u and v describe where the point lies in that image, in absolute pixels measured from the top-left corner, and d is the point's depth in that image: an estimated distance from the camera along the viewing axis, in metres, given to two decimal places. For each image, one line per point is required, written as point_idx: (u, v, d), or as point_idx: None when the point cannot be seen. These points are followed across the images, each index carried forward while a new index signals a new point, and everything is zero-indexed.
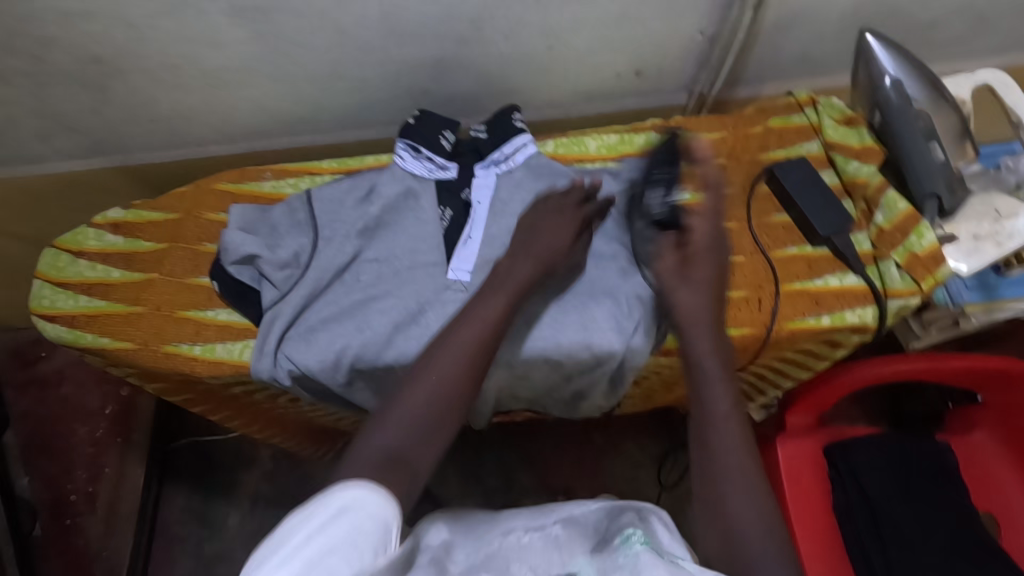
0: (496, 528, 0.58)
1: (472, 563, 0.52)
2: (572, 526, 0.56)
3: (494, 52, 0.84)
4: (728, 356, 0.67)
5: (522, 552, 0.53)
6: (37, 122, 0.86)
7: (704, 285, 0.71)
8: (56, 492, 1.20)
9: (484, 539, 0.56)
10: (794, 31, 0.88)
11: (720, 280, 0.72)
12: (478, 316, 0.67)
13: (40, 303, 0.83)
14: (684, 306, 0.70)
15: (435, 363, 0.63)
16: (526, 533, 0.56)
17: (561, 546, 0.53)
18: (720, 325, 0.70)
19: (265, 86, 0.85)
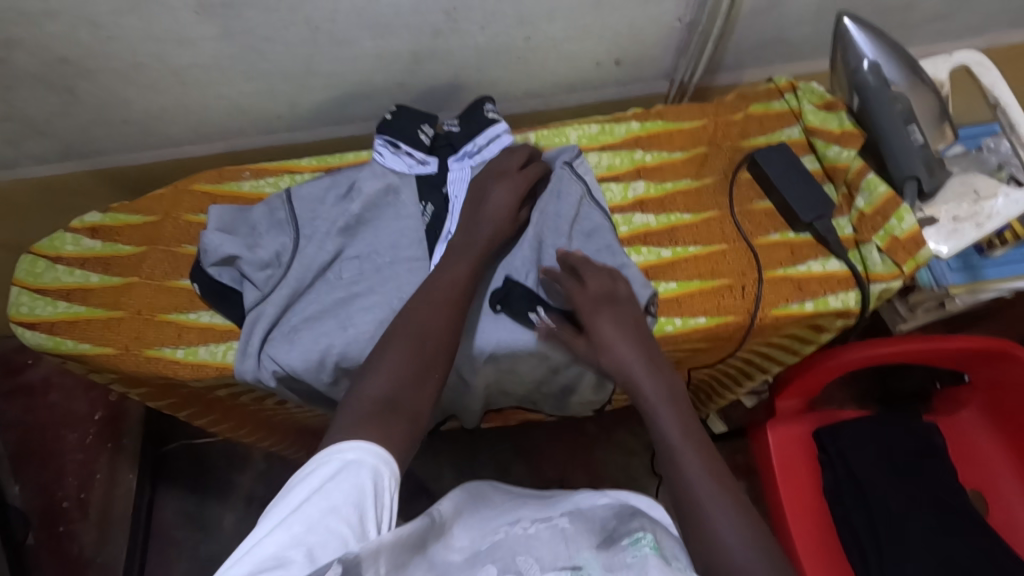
0: (504, 519, 0.56)
1: (475, 554, 0.50)
2: (579, 518, 0.54)
3: (471, 44, 0.83)
4: (670, 383, 0.66)
5: (529, 542, 0.50)
6: (7, 127, 0.85)
7: (630, 336, 0.69)
8: (47, 500, 1.19)
9: (491, 530, 0.54)
10: (771, 17, 0.87)
11: (640, 327, 0.70)
12: (438, 299, 0.67)
13: (17, 310, 0.81)
14: (614, 359, 0.68)
15: (400, 345, 0.63)
16: (533, 524, 0.53)
17: (567, 537, 0.50)
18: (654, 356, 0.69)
19: (240, 83, 0.84)
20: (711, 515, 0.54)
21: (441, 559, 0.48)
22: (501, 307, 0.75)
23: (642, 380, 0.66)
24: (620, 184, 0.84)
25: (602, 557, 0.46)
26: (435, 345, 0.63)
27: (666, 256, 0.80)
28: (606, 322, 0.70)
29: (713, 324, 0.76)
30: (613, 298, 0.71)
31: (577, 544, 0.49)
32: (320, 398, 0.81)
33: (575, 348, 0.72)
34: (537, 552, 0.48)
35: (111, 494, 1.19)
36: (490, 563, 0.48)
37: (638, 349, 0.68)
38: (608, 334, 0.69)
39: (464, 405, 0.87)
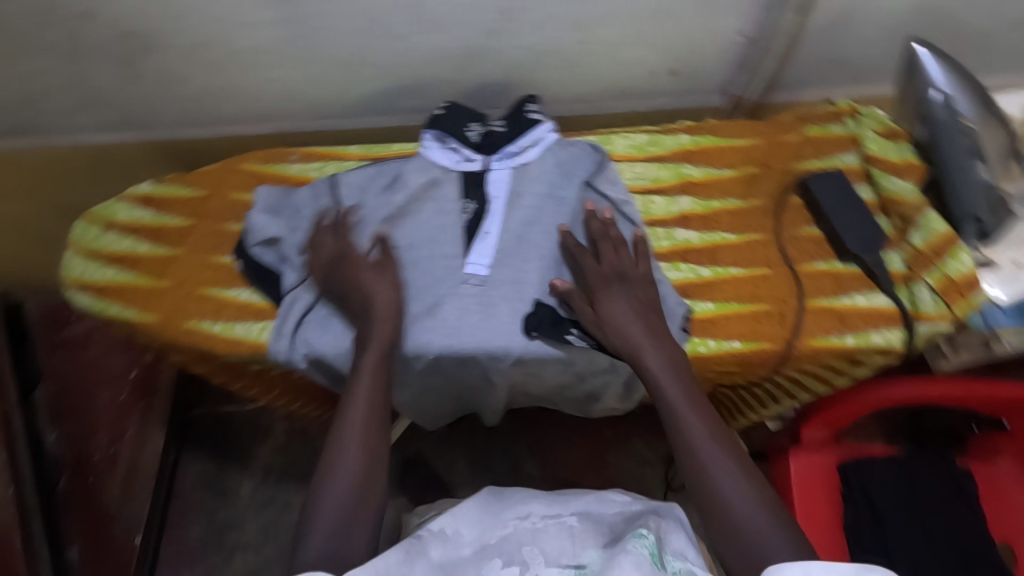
0: (514, 510, 0.61)
1: (484, 546, 0.57)
2: (588, 518, 0.61)
3: (525, 44, 0.82)
4: (674, 355, 0.69)
5: (536, 536, 0.56)
6: (71, 94, 0.88)
7: (637, 315, 0.71)
8: (78, 449, 1.18)
9: (502, 519, 0.60)
10: (835, 37, 0.84)
11: (646, 308, 0.72)
12: (353, 431, 0.64)
13: (70, 272, 0.85)
14: (620, 338, 0.70)
15: (333, 482, 0.61)
16: (541, 520, 0.59)
17: (574, 536, 0.57)
18: (659, 329, 0.70)
19: (295, 68, 0.85)
20: (725, 490, 0.59)
21: (451, 555, 0.56)
22: (536, 333, 0.74)
23: (648, 359, 0.68)
24: (665, 198, 0.83)
25: (605, 553, 0.54)
26: (369, 479, 0.62)
27: (706, 275, 0.78)
28: (614, 303, 0.72)
29: (747, 349, 0.74)
30: (623, 277, 0.74)
31: (583, 541, 0.56)
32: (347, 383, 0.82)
33: (580, 313, 0.73)
34: (543, 545, 0.55)
35: (139, 452, 1.19)
36: (497, 555, 0.54)
37: (643, 328, 0.70)
38: (614, 314, 0.71)
39: (485, 402, 0.87)
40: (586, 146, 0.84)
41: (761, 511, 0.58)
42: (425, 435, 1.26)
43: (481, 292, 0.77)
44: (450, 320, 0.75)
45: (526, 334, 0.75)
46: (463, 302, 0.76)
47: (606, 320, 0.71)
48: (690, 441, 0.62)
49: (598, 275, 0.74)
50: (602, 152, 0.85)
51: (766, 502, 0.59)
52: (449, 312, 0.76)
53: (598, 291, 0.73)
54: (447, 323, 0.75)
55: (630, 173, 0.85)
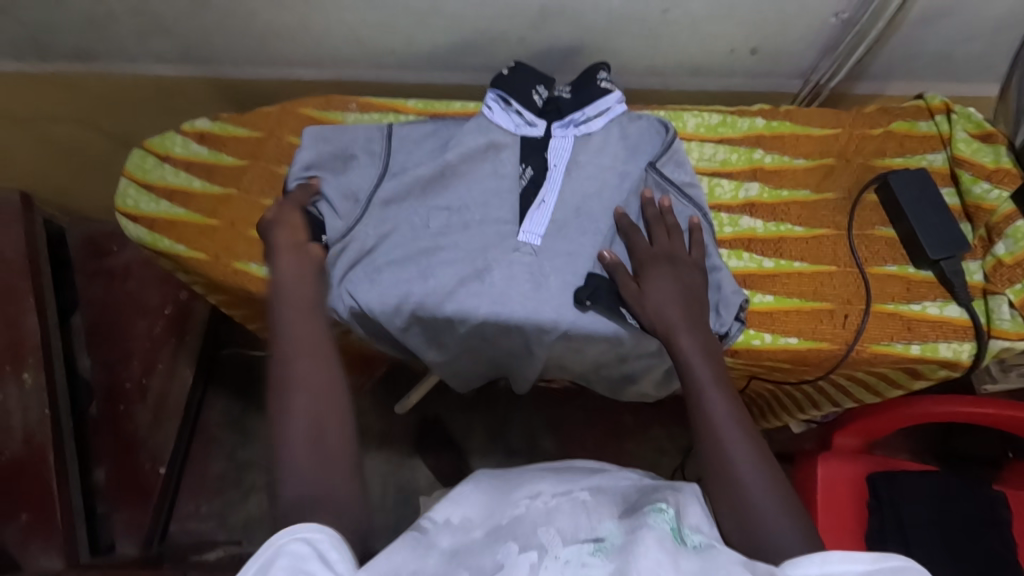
0: (524, 489, 0.55)
1: (496, 529, 0.49)
2: (601, 493, 0.54)
3: (606, 8, 0.79)
4: (711, 343, 0.66)
5: (550, 516, 0.49)
6: (138, 21, 0.87)
7: (677, 294, 0.68)
8: (113, 377, 1.19)
9: (512, 501, 0.53)
10: (939, 28, 0.79)
11: (689, 289, 0.69)
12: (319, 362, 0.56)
13: (124, 201, 0.85)
14: (655, 315, 0.67)
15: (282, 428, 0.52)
16: (553, 498, 0.52)
17: (589, 511, 0.50)
18: (698, 314, 0.67)
19: (364, 12, 0.83)
20: (740, 472, 0.55)
21: (462, 542, 0.48)
22: (589, 303, 0.72)
23: (683, 339, 0.65)
24: (733, 182, 0.79)
25: (624, 524, 0.47)
26: (327, 421, 0.52)
27: (767, 267, 0.75)
28: (656, 280, 0.69)
29: (805, 347, 0.71)
30: (674, 259, 0.71)
31: (598, 514, 0.49)
32: (387, 340, 0.82)
33: (624, 289, 0.70)
34: (558, 523, 0.48)
35: (169, 385, 1.20)
36: (511, 538, 0.47)
37: (681, 308, 0.67)
38: (655, 291, 0.68)
39: (518, 373, 0.86)
40: (653, 120, 0.80)
41: (774, 500, 0.54)
42: (447, 400, 1.26)
43: (532, 261, 0.75)
44: (498, 286, 0.74)
45: (578, 306, 0.73)
46: (513, 270, 0.74)
47: (644, 296, 0.69)
48: (711, 420, 0.59)
49: (648, 254, 0.72)
50: (671, 129, 0.80)
51: (781, 494, 0.54)
52: (498, 279, 0.74)
53: (645, 268, 0.71)
54: (495, 289, 0.74)
55: (698, 154, 0.81)
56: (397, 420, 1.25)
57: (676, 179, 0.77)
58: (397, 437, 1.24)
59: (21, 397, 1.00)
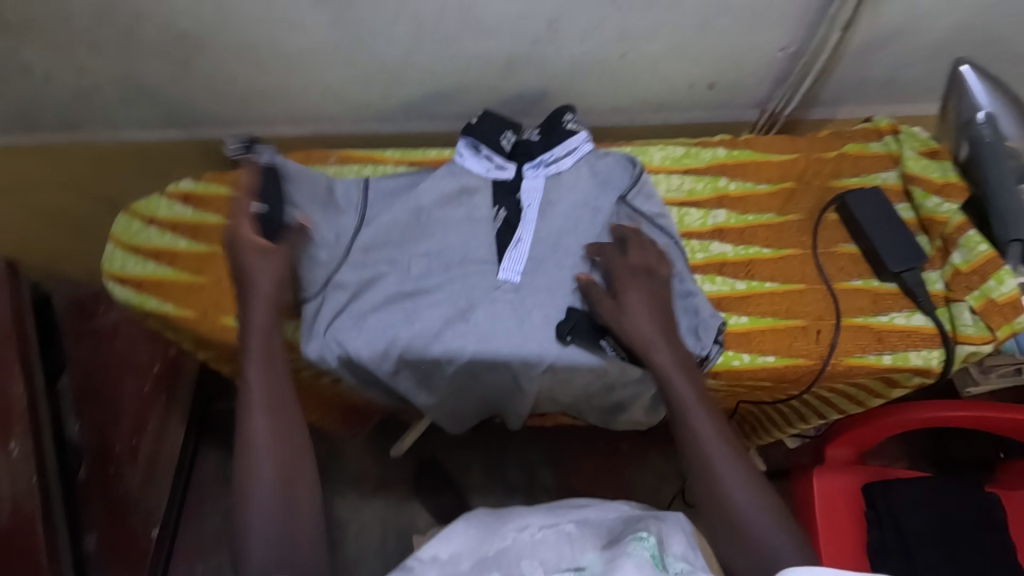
0: (512, 522, 0.57)
1: (482, 561, 0.51)
2: (586, 524, 0.56)
3: (568, 54, 0.83)
4: (690, 361, 0.69)
5: (535, 548, 0.51)
6: (122, 91, 0.90)
7: (654, 313, 0.71)
8: (103, 438, 1.17)
9: (500, 534, 0.55)
10: (880, 55, 0.84)
11: (664, 306, 0.72)
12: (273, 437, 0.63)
13: (111, 264, 0.86)
14: (634, 336, 0.70)
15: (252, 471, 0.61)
16: (540, 530, 0.54)
17: (573, 541, 0.52)
18: (675, 334, 0.71)
19: (339, 71, 0.87)
20: (731, 490, 0.59)
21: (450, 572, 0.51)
22: (570, 338, 0.74)
23: (665, 360, 0.68)
24: (701, 211, 0.83)
25: (606, 554, 0.49)
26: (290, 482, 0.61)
27: (740, 289, 0.78)
28: (636, 300, 0.72)
29: (783, 364, 0.74)
30: (649, 278, 0.74)
31: (582, 545, 0.51)
32: (377, 385, 0.83)
33: (600, 308, 0.73)
34: (541, 555, 0.50)
35: (160, 445, 1.20)
36: (495, 570, 0.49)
37: (659, 327, 0.70)
38: (633, 311, 0.71)
39: (511, 407, 0.87)
40: (620, 155, 0.84)
41: (766, 514, 0.57)
42: (442, 439, 1.26)
43: (515, 299, 0.77)
44: (483, 325, 0.76)
45: (560, 340, 0.75)
46: (496, 307, 0.77)
47: (626, 312, 0.71)
48: (701, 440, 0.62)
49: (626, 271, 0.74)
50: (638, 164, 0.84)
51: (774, 507, 0.58)
52: (482, 317, 0.76)
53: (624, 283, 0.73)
54: (480, 328, 0.76)
55: (666, 186, 0.85)
56: (394, 464, 1.25)
57: (643, 210, 0.81)
58: (394, 481, 1.24)
59: (9, 466, 0.99)
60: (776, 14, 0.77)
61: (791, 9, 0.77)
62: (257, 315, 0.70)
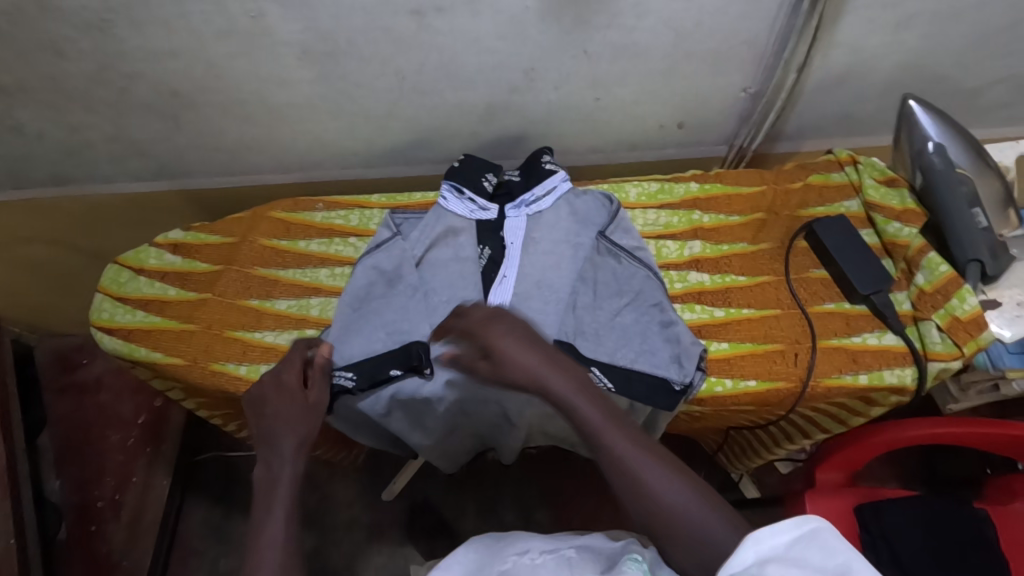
0: (513, 547, 0.58)
1: None
2: (586, 551, 0.56)
3: (544, 100, 0.88)
4: (582, 377, 0.64)
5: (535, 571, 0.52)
6: (112, 146, 0.93)
7: (530, 344, 0.64)
8: (84, 495, 1.16)
9: (501, 556, 0.56)
10: (835, 93, 0.90)
11: (533, 338, 0.65)
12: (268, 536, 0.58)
13: (99, 315, 0.87)
14: (520, 370, 0.63)
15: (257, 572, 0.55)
16: (540, 555, 0.55)
17: (573, 565, 0.53)
18: (558, 354, 0.65)
19: (326, 121, 0.90)
20: (666, 498, 0.56)
21: None
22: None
23: (555, 385, 0.62)
24: (677, 243, 0.86)
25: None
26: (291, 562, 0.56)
27: (720, 316, 0.81)
28: (508, 332, 0.65)
29: (764, 388, 0.76)
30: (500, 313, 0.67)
31: (581, 567, 0.52)
32: (368, 427, 0.85)
33: (479, 372, 0.67)
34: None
35: (145, 497, 1.16)
36: None
37: (541, 354, 0.63)
38: (513, 344, 0.64)
39: (504, 442, 0.88)
40: (596, 193, 0.87)
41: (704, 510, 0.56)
42: (435, 480, 1.25)
43: None
44: None
45: None
46: None
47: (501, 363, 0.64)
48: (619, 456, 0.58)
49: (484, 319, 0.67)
50: (614, 201, 0.87)
51: (698, 487, 0.58)
52: None
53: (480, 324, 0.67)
54: None
55: (643, 221, 0.88)
56: (387, 509, 1.23)
57: (624, 244, 0.84)
58: (388, 525, 1.22)
59: None
60: (736, 59, 0.83)
61: (749, 54, 0.82)
62: (288, 426, 0.67)
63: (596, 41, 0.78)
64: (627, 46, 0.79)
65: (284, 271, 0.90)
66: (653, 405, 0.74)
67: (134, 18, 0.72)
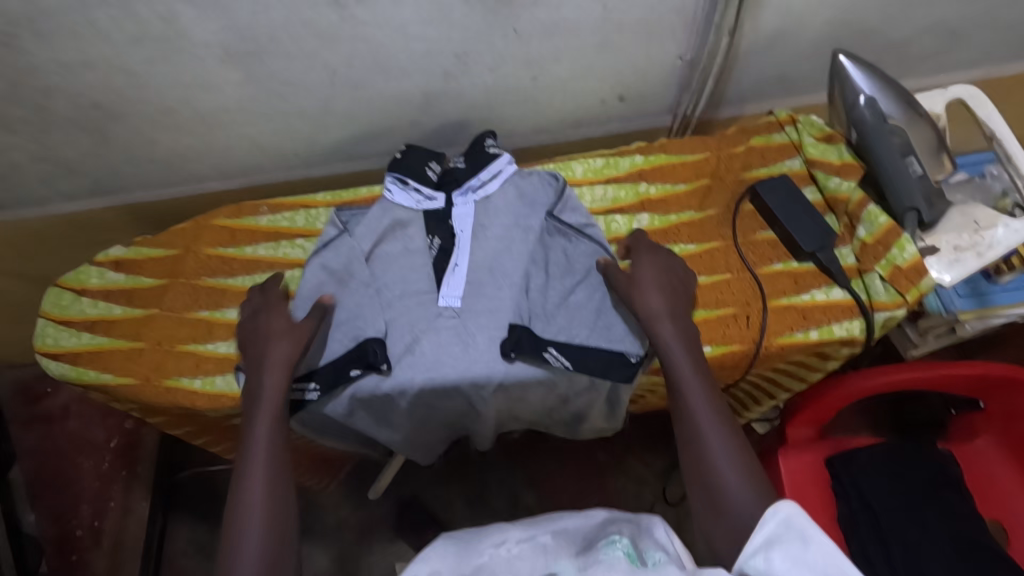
0: (490, 537, 0.56)
1: None
2: (563, 534, 0.56)
3: (481, 83, 0.86)
4: (692, 340, 0.72)
5: (511, 564, 0.52)
6: (40, 167, 0.90)
7: (659, 287, 0.74)
8: (60, 526, 1.14)
9: (477, 548, 0.54)
10: (770, 54, 0.91)
11: (672, 286, 0.75)
12: (257, 487, 0.64)
13: (44, 341, 0.85)
14: (644, 308, 0.73)
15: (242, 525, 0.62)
16: (517, 543, 0.54)
17: (548, 552, 0.52)
18: (682, 312, 0.74)
19: (260, 123, 0.88)
20: (711, 443, 0.62)
21: None
22: (514, 354, 0.75)
23: (661, 329, 0.71)
24: (625, 216, 0.86)
25: (579, 561, 0.49)
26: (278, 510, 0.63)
27: None
28: (645, 268, 0.76)
29: (719, 353, 0.77)
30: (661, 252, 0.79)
31: (556, 554, 0.52)
32: (334, 428, 0.84)
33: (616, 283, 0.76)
34: (518, 571, 0.51)
35: (124, 522, 1.13)
36: None
37: (663, 301, 0.73)
38: (644, 280, 0.75)
39: (475, 429, 0.88)
40: (541, 173, 0.86)
41: (739, 463, 0.61)
42: (418, 474, 1.25)
43: (458, 323, 0.78)
44: (429, 354, 0.76)
45: (504, 358, 0.75)
46: (440, 337, 0.77)
47: (638, 283, 0.75)
48: (691, 408, 0.65)
49: (646, 244, 0.80)
50: (561, 179, 0.87)
51: (750, 469, 0.61)
52: (427, 347, 0.76)
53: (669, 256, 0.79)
54: (427, 357, 0.76)
55: (591, 197, 0.88)
56: (371, 508, 1.23)
57: (570, 220, 0.83)
58: (375, 523, 1.22)
59: None
60: (668, 27, 0.82)
61: (680, 21, 0.82)
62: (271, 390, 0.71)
63: (524, 20, 0.77)
64: (556, 22, 0.78)
65: (232, 279, 0.88)
66: (610, 379, 0.76)
67: (40, 30, 0.69)
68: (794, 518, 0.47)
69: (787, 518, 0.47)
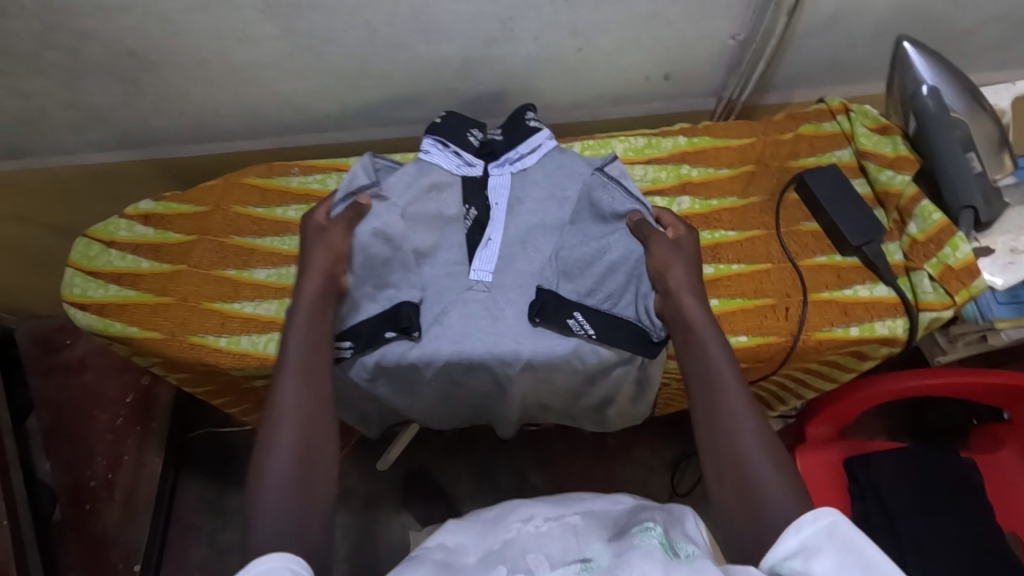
0: (517, 514, 0.55)
1: (488, 554, 0.50)
2: (592, 516, 0.54)
3: (524, 52, 0.84)
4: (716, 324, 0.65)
5: (540, 541, 0.50)
6: (70, 114, 0.88)
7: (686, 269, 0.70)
8: (75, 476, 1.15)
9: (504, 525, 0.54)
10: (826, 38, 0.87)
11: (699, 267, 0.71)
12: (286, 407, 0.56)
13: (70, 291, 0.84)
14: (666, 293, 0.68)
15: (269, 463, 0.52)
16: (545, 521, 0.53)
17: (578, 533, 0.51)
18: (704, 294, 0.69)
19: (295, 81, 0.86)
20: (741, 428, 0.54)
21: (457, 561, 0.50)
22: (539, 319, 0.74)
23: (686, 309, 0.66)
24: (665, 198, 0.84)
25: (613, 547, 0.47)
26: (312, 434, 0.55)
27: (710, 273, 0.79)
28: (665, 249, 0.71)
29: (755, 343, 0.75)
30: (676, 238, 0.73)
31: (587, 537, 0.50)
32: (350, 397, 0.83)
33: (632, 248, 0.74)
34: (547, 549, 0.49)
35: (136, 476, 1.14)
36: (501, 563, 0.48)
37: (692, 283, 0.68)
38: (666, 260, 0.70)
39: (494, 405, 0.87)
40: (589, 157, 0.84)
41: (770, 451, 0.53)
42: (427, 447, 1.25)
43: (487, 298, 0.77)
44: (457, 326, 0.75)
45: (530, 322, 0.75)
46: (469, 309, 0.76)
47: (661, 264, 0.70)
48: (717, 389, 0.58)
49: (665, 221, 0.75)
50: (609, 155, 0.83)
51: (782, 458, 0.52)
52: (456, 319, 0.75)
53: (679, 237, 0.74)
54: (455, 329, 0.75)
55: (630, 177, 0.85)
56: (382, 478, 1.23)
57: (610, 176, 0.78)
58: (383, 492, 1.22)
59: None
60: (724, 3, 0.79)
61: None
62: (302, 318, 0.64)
63: None
64: None
65: (260, 239, 0.87)
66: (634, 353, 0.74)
67: None
68: (838, 526, 0.43)
69: (827, 526, 0.43)
